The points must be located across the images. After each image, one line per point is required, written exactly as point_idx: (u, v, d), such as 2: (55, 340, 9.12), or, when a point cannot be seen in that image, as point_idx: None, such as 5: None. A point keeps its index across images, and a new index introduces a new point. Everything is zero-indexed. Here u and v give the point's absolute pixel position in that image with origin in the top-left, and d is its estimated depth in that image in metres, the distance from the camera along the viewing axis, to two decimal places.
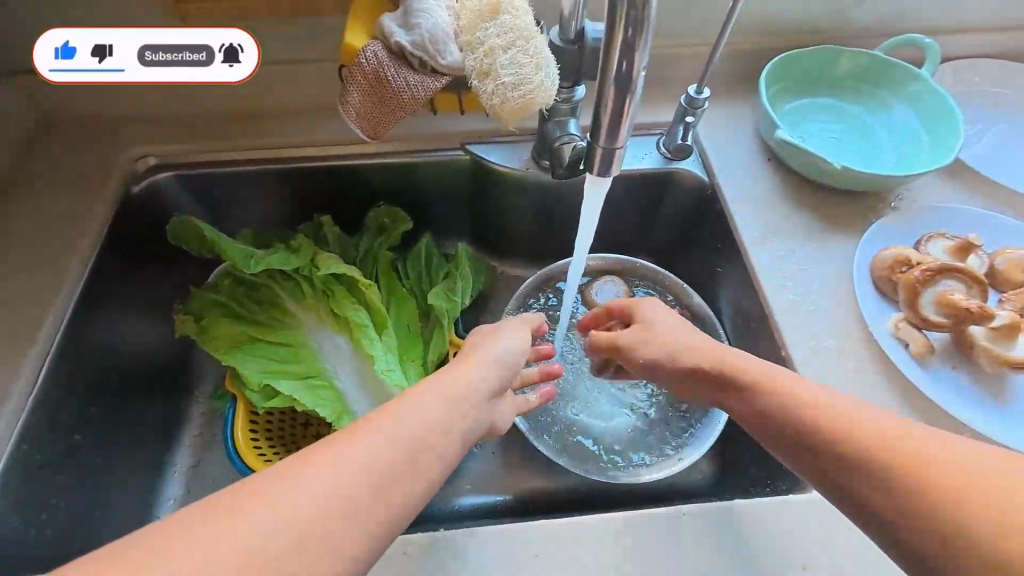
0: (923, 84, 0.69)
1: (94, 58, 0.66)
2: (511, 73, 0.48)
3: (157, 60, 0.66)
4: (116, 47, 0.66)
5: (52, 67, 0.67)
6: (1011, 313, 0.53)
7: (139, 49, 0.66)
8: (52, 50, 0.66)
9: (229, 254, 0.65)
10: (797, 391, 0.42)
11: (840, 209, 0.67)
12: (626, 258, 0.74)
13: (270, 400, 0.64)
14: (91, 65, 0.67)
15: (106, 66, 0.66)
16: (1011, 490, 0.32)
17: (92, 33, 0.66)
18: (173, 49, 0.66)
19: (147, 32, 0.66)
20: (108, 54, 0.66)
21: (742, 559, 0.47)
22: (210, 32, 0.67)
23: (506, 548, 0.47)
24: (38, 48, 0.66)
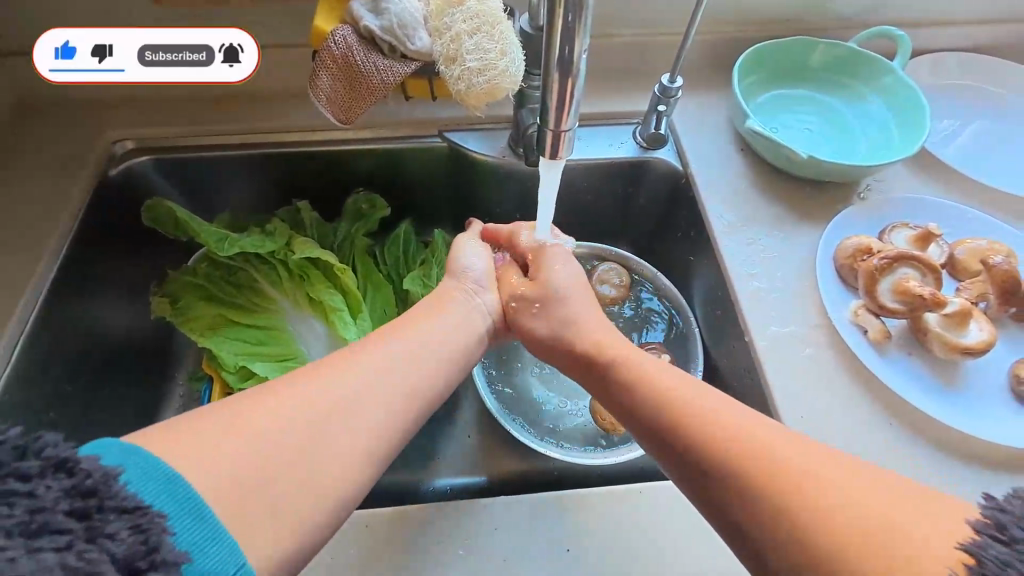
0: (894, 77, 0.70)
1: (95, 58, 0.69)
2: (476, 59, 0.49)
3: (157, 60, 0.69)
4: (117, 48, 0.68)
5: (53, 68, 0.71)
6: (964, 301, 0.55)
7: (140, 49, 0.69)
8: (53, 50, 0.70)
9: (202, 236, 0.66)
10: (695, 401, 0.42)
11: (809, 198, 0.68)
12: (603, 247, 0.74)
13: (246, 382, 0.65)
14: (92, 65, 0.70)
15: (106, 66, 0.69)
16: (864, 519, 0.33)
17: (92, 34, 0.69)
18: (173, 49, 0.69)
19: (146, 32, 0.68)
20: (108, 54, 0.68)
21: (690, 534, 0.49)
22: (211, 33, 0.70)
23: (467, 523, 0.50)
24: (38, 49, 0.70)
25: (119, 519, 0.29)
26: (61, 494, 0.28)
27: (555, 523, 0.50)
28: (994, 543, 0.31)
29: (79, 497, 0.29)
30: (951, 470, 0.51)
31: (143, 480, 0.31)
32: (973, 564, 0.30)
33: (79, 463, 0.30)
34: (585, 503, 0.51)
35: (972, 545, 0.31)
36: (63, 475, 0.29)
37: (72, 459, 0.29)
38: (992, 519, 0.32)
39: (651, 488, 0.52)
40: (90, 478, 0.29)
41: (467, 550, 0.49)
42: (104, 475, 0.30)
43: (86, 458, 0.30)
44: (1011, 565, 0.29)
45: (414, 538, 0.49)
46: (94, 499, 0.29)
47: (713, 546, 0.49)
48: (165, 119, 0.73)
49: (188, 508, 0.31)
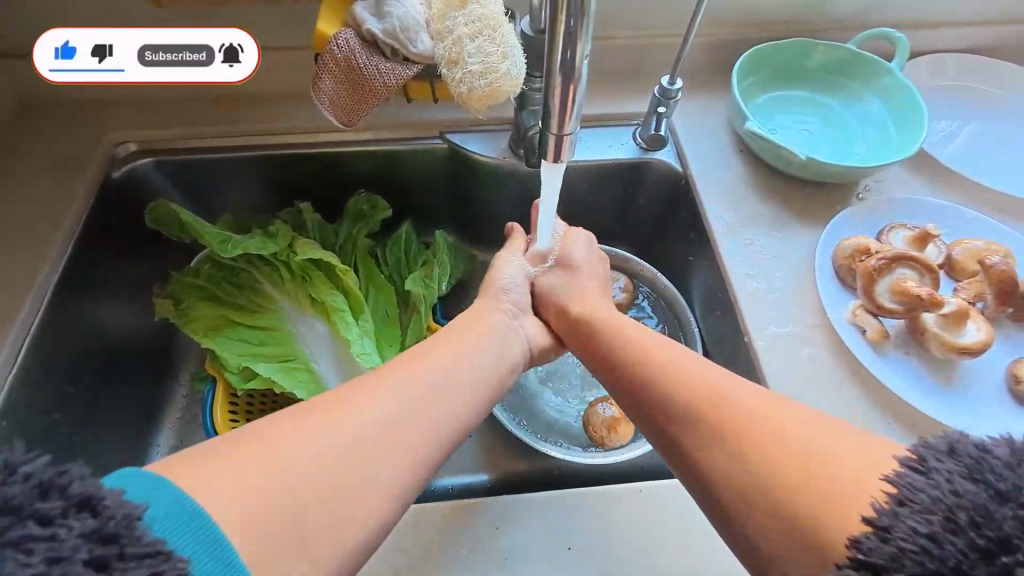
0: (893, 78, 0.70)
1: (94, 58, 0.68)
2: (478, 62, 0.49)
3: (157, 60, 0.69)
4: (117, 47, 0.68)
5: (52, 68, 0.71)
6: (961, 301, 0.55)
7: (140, 48, 0.68)
8: (53, 50, 0.69)
9: (204, 237, 0.66)
10: (688, 372, 0.45)
11: (807, 199, 0.68)
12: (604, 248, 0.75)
13: (249, 382, 0.66)
14: (91, 65, 0.69)
15: (106, 66, 0.68)
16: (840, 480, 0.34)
17: (91, 34, 0.68)
18: (174, 48, 0.68)
19: (147, 32, 0.68)
20: (108, 54, 0.68)
21: (690, 532, 0.50)
22: (211, 33, 0.70)
23: (469, 522, 0.50)
24: (38, 49, 0.69)
25: (142, 565, 0.27)
26: (81, 539, 0.26)
27: (556, 522, 0.51)
28: (910, 472, 0.32)
29: (98, 544, 0.27)
30: None
31: (167, 521, 0.30)
32: (892, 493, 0.31)
33: (104, 501, 0.28)
34: (585, 502, 0.52)
35: (896, 477, 0.32)
36: (87, 515, 0.27)
37: (97, 498, 0.28)
38: (916, 453, 0.32)
39: (652, 488, 0.52)
40: (113, 520, 0.28)
41: (469, 549, 0.49)
42: (128, 516, 0.28)
43: (110, 496, 0.29)
44: (928, 494, 0.30)
45: (417, 537, 0.49)
46: (116, 544, 0.27)
47: (712, 544, 0.49)
48: (167, 121, 0.74)
49: (211, 551, 0.30)
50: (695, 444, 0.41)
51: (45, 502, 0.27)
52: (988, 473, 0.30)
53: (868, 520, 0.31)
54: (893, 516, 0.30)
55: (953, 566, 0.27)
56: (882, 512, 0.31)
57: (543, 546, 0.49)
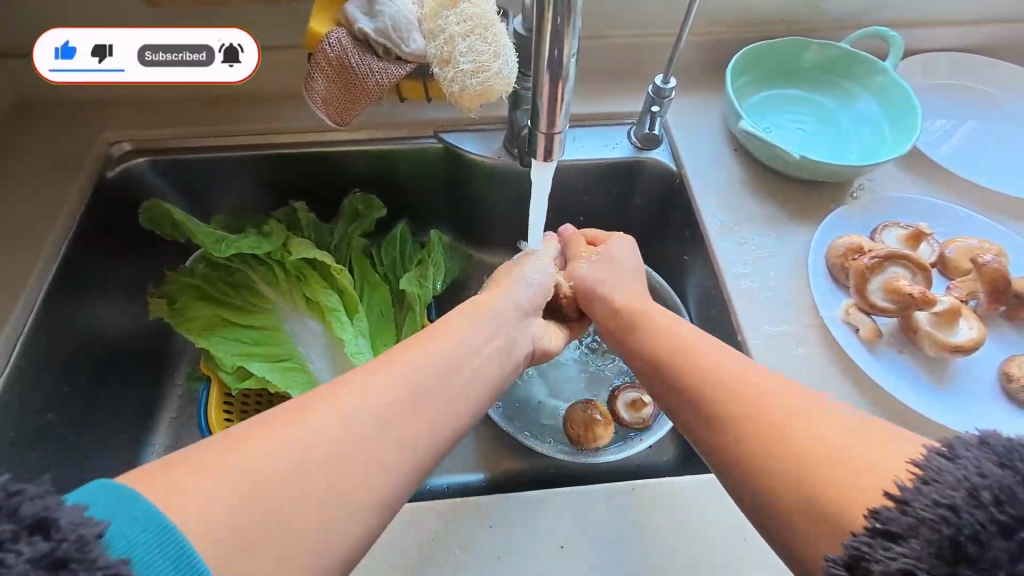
0: (887, 77, 0.70)
1: (94, 58, 0.68)
2: (470, 61, 0.49)
3: (157, 60, 0.68)
4: (117, 48, 0.68)
5: (52, 68, 0.70)
6: (953, 300, 0.55)
7: (140, 48, 0.68)
8: (54, 50, 0.69)
9: (198, 237, 0.66)
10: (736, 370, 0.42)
11: (801, 198, 0.68)
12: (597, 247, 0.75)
13: (243, 382, 0.65)
14: (92, 65, 0.69)
15: (106, 66, 0.68)
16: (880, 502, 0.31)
17: (92, 33, 0.68)
18: (173, 49, 0.68)
19: (148, 32, 0.68)
20: (108, 54, 0.68)
21: (683, 533, 0.50)
22: (211, 32, 0.70)
23: (462, 521, 0.50)
24: (38, 49, 0.69)
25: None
26: (31, 564, 0.25)
27: (549, 521, 0.50)
28: (938, 458, 0.30)
29: (50, 570, 0.25)
30: None
31: (130, 537, 0.28)
32: (919, 472, 0.30)
33: (58, 522, 0.27)
34: (578, 501, 0.51)
35: (921, 462, 0.31)
36: (39, 538, 0.26)
37: (51, 519, 0.26)
38: (946, 442, 0.31)
39: (645, 486, 0.52)
40: (64, 543, 0.26)
41: (461, 548, 0.49)
42: (85, 535, 0.27)
43: (66, 515, 0.27)
44: (954, 474, 0.29)
45: (409, 536, 0.49)
46: (65, 569, 0.25)
47: (705, 543, 0.49)
48: (162, 120, 0.74)
49: (181, 568, 0.28)
50: (748, 480, 0.36)
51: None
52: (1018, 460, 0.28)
53: (890, 495, 0.30)
54: (916, 491, 0.29)
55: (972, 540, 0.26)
56: (905, 488, 0.30)
57: (534, 546, 0.49)
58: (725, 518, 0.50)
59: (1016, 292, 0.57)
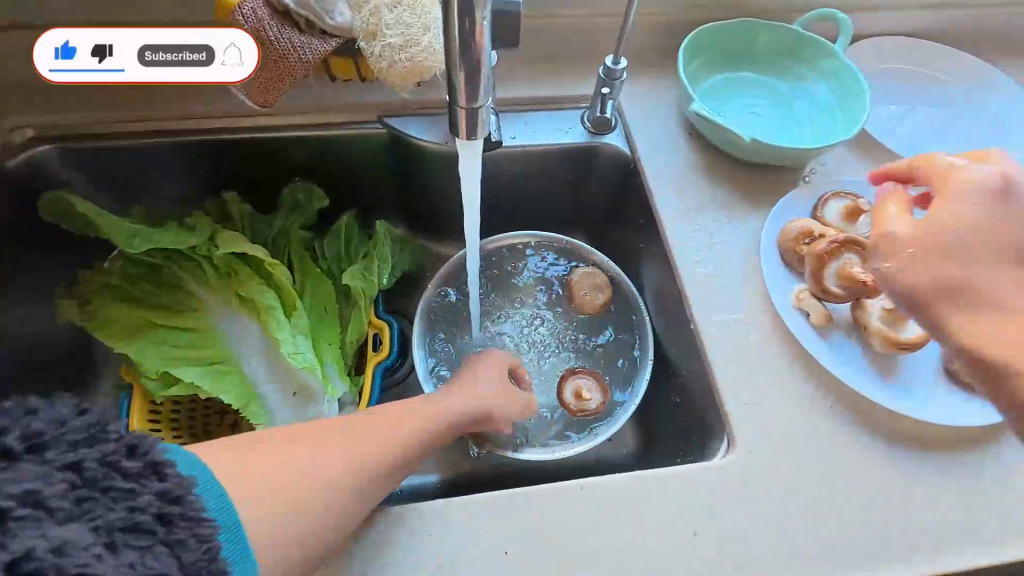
0: (837, 60, 0.70)
1: (95, 58, 0.64)
2: (397, 34, 0.45)
3: (157, 60, 0.64)
4: (118, 47, 0.64)
5: (53, 67, 0.65)
6: (899, 295, 0.55)
7: (141, 49, 0.64)
8: (53, 50, 0.65)
9: (109, 232, 0.60)
10: None
11: (755, 183, 0.67)
12: (545, 234, 0.72)
13: (171, 388, 0.61)
14: (91, 65, 0.65)
15: (106, 66, 0.64)
16: None
17: (91, 33, 0.64)
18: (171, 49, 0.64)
19: (146, 32, 0.64)
20: (108, 54, 0.64)
21: (638, 530, 0.48)
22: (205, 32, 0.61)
23: (405, 530, 0.47)
24: (38, 49, 0.64)
25: (194, 527, 0.33)
26: (155, 498, 0.33)
27: (497, 525, 0.48)
28: None
29: (168, 503, 0.33)
30: (886, 449, 0.52)
31: (208, 492, 0.36)
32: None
33: (168, 468, 0.34)
34: (528, 502, 0.49)
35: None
36: (158, 479, 0.33)
37: (162, 463, 0.34)
38: None
39: (597, 483, 0.50)
40: (174, 486, 0.33)
41: (403, 559, 0.46)
42: (183, 485, 0.34)
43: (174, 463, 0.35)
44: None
45: (346, 550, 0.46)
46: (177, 506, 0.33)
47: (658, 538, 0.48)
48: (72, 104, 0.67)
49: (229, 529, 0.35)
50: None
51: (129, 460, 0.33)
52: None
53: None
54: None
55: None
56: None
57: (481, 553, 0.46)
58: (681, 513, 0.49)
59: None
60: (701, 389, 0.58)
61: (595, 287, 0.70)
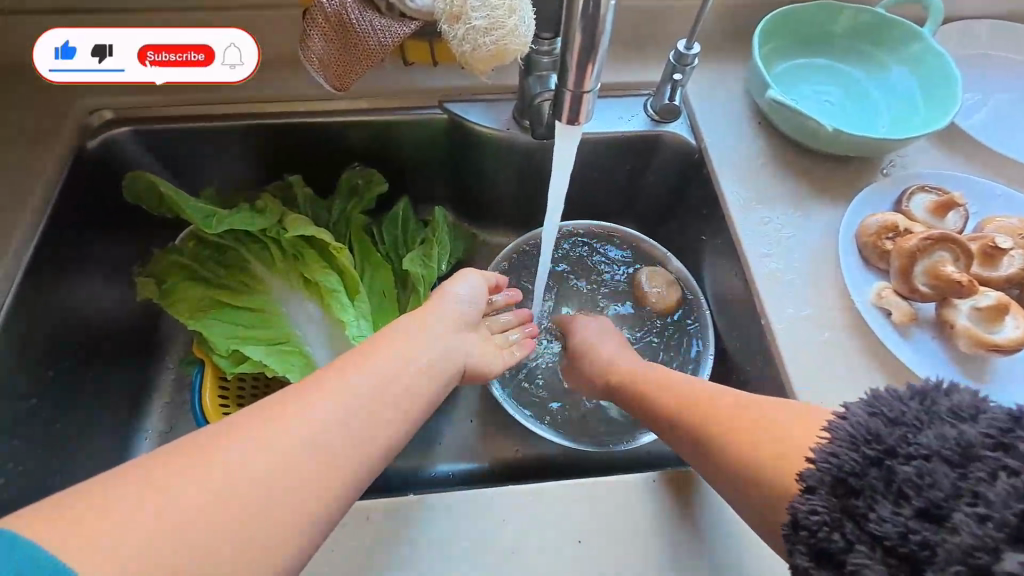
0: (924, 45, 0.66)
1: (94, 58, 0.67)
2: (483, 17, 0.44)
3: (158, 60, 0.67)
4: (117, 47, 0.66)
5: (52, 67, 0.68)
6: (1001, 295, 0.52)
7: (140, 49, 0.67)
8: (53, 51, 0.67)
9: (187, 213, 0.62)
10: (674, 404, 0.48)
11: (829, 175, 0.64)
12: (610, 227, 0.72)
13: (239, 366, 0.62)
14: (91, 64, 0.67)
15: (106, 66, 0.67)
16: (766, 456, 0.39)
17: (89, 32, 0.66)
18: (176, 49, 0.67)
19: (144, 32, 0.66)
20: (108, 54, 0.66)
21: (706, 526, 0.47)
22: (213, 34, 0.67)
23: (473, 514, 0.48)
24: (38, 49, 0.67)
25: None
26: None
27: (562, 514, 0.48)
28: (836, 421, 0.37)
29: None
30: None
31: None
32: (826, 437, 0.37)
33: None
34: (593, 492, 0.49)
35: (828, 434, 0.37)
36: None
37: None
38: (843, 409, 0.38)
39: (665, 477, 0.50)
40: None
41: (473, 542, 0.47)
42: None
43: None
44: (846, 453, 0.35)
45: (416, 526, 0.47)
46: None
47: (726, 534, 0.47)
48: (146, 87, 0.68)
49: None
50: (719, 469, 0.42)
51: None
52: (884, 408, 0.36)
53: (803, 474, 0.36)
54: (822, 451, 0.36)
55: (849, 470, 0.34)
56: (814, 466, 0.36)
57: (549, 542, 0.47)
58: None
59: None
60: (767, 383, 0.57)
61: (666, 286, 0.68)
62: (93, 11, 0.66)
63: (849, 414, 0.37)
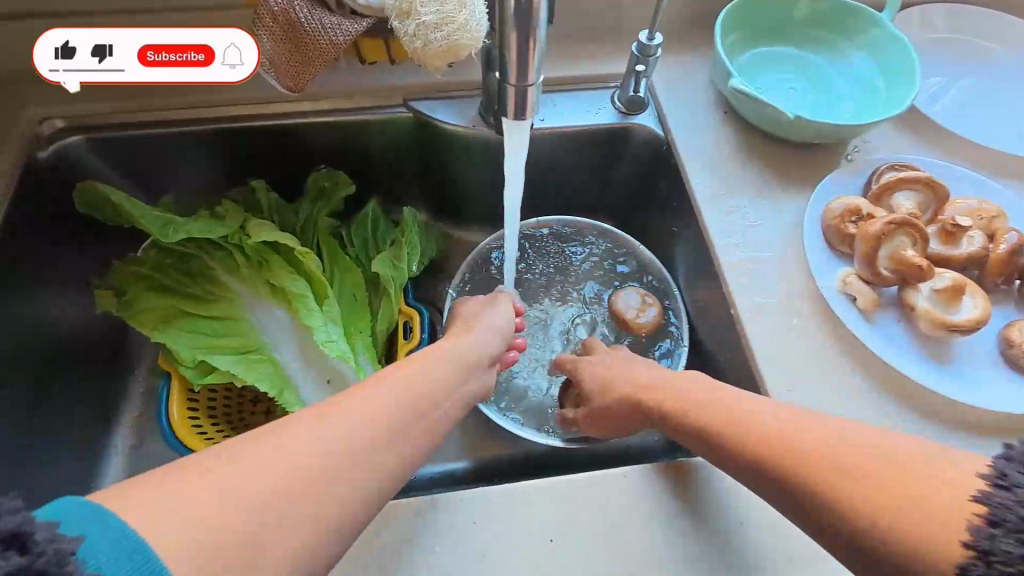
0: (883, 30, 0.66)
1: (94, 58, 0.64)
2: (432, 12, 0.44)
3: (158, 60, 0.64)
4: (117, 46, 0.63)
5: (52, 67, 0.65)
6: (957, 276, 0.52)
7: (140, 49, 0.63)
8: (53, 50, 0.64)
9: (144, 222, 0.60)
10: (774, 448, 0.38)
11: (795, 162, 0.64)
12: (604, 227, 0.71)
13: (206, 377, 0.61)
14: (90, 65, 0.64)
15: (106, 66, 0.64)
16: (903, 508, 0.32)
17: (91, 31, 0.63)
18: (176, 49, 0.63)
19: (145, 32, 0.63)
20: (108, 54, 0.63)
21: (680, 516, 0.47)
22: (212, 33, 0.63)
23: (446, 517, 0.47)
24: (38, 50, 0.64)
25: None
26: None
27: (537, 512, 0.48)
28: (997, 488, 0.31)
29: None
30: (939, 436, 0.50)
31: (105, 554, 0.27)
32: (986, 514, 0.30)
33: (33, 535, 0.26)
34: (570, 489, 0.49)
35: (984, 495, 0.31)
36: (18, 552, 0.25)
37: (26, 533, 0.26)
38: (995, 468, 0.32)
39: (638, 472, 0.49)
40: (42, 557, 0.25)
41: (446, 547, 0.46)
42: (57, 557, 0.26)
43: (42, 528, 0.27)
44: (1017, 512, 0.30)
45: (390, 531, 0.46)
46: None
47: (704, 527, 0.47)
48: (99, 94, 0.66)
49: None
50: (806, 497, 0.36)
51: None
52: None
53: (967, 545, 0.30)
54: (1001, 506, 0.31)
55: None
56: (979, 534, 0.30)
57: (524, 542, 0.46)
58: (723, 502, 0.48)
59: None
60: (739, 373, 0.57)
61: (645, 303, 0.67)
62: (42, 16, 0.64)
63: (1007, 479, 0.31)
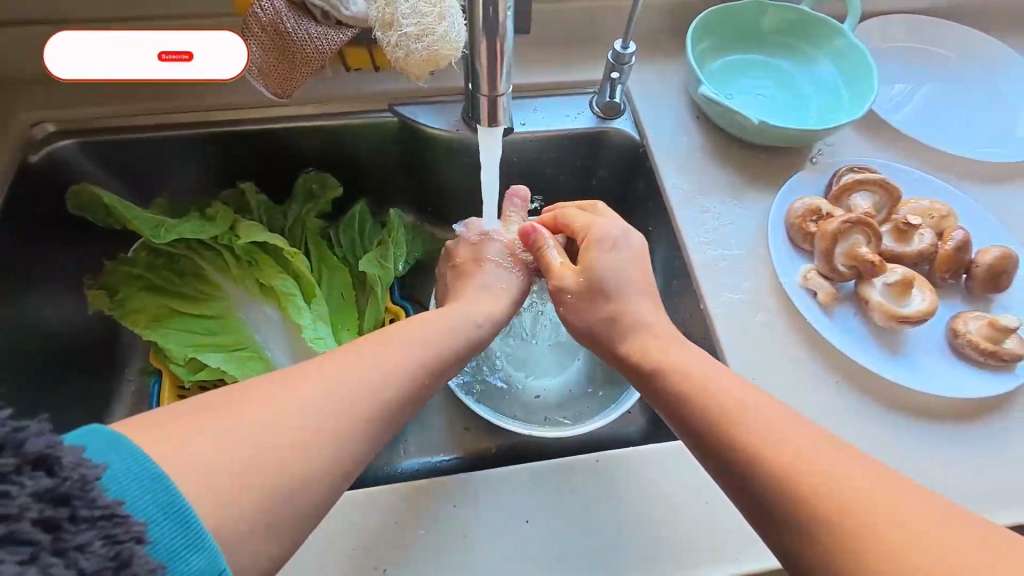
0: (844, 40, 0.70)
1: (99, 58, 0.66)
2: (413, 23, 0.46)
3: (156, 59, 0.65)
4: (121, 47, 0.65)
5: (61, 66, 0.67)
6: (906, 271, 0.56)
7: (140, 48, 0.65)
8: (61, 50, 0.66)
9: (135, 224, 0.62)
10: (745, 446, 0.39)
11: (762, 166, 0.68)
12: None
13: (197, 374, 0.62)
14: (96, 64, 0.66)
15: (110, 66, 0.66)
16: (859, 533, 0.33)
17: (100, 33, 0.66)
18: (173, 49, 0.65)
19: (145, 33, 0.65)
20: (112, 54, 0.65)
21: (649, 500, 0.50)
22: (208, 34, 0.66)
23: (427, 503, 0.50)
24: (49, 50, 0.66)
25: (95, 527, 0.27)
26: (32, 498, 0.26)
27: (516, 497, 0.50)
28: None
29: (51, 504, 0.27)
30: (893, 423, 0.53)
31: (126, 482, 0.30)
32: None
33: (62, 460, 0.28)
34: (546, 475, 0.51)
35: None
36: (43, 475, 0.27)
37: (54, 456, 0.27)
38: None
39: (611, 458, 0.52)
40: (68, 481, 0.27)
41: (428, 531, 0.48)
42: (81, 478, 0.28)
43: (69, 452, 0.28)
44: None
45: (375, 519, 0.49)
46: (68, 506, 0.27)
47: (671, 508, 0.50)
48: (90, 100, 0.68)
49: (167, 508, 0.30)
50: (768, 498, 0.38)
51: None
52: None
53: None
54: None
55: None
56: None
57: (503, 526, 0.49)
58: (691, 484, 0.51)
59: (972, 264, 0.58)
60: None
61: None
62: (36, 24, 0.66)
63: None
